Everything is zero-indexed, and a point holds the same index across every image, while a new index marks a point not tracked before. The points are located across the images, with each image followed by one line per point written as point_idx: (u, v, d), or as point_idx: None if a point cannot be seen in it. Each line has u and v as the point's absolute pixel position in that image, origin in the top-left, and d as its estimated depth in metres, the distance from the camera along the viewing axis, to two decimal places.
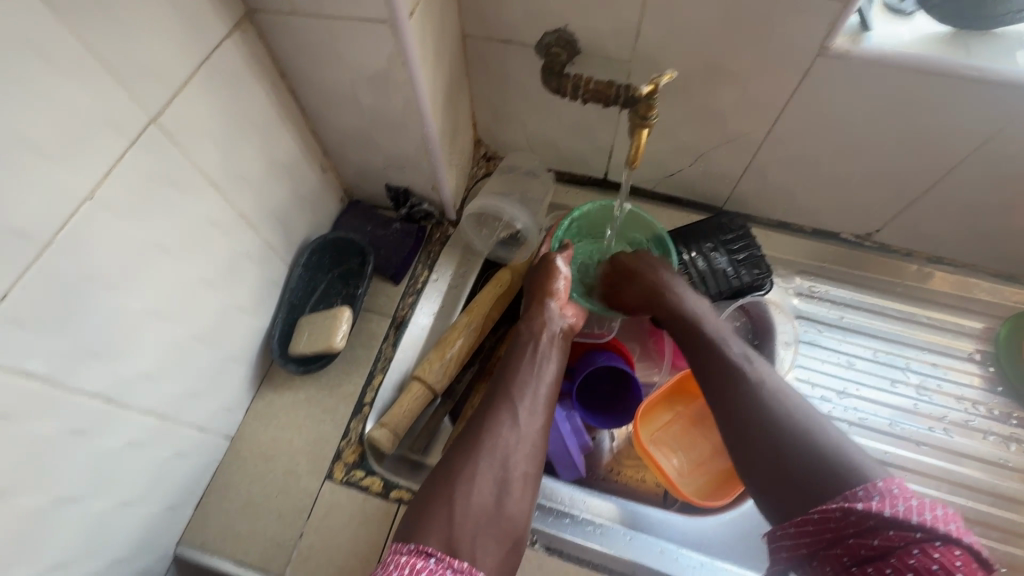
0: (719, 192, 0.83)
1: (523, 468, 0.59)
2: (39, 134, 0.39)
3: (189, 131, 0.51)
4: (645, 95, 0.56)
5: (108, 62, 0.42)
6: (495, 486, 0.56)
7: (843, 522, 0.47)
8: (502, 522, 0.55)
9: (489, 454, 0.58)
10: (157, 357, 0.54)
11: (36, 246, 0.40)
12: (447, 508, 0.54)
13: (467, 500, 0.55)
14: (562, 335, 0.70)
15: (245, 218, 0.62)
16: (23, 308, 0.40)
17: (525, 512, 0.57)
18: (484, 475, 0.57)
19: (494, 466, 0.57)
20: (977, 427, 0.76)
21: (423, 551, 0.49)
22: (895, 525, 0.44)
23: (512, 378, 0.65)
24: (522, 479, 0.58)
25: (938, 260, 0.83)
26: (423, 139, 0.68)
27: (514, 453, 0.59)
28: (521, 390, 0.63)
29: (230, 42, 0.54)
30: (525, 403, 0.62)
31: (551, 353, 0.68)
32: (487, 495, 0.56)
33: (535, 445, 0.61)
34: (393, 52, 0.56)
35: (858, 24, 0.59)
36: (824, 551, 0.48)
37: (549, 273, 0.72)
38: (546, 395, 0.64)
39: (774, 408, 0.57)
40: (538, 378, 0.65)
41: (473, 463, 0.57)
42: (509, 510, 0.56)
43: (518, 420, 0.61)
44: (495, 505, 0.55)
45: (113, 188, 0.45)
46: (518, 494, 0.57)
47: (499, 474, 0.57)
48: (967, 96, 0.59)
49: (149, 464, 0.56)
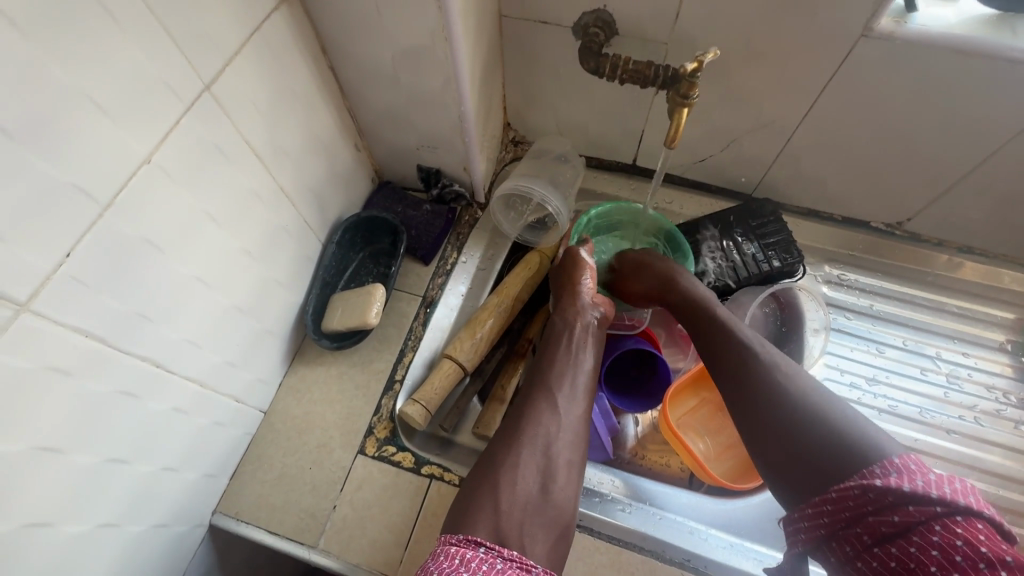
0: (749, 178, 0.83)
1: (567, 457, 0.59)
2: (104, 95, 0.40)
3: (237, 101, 0.52)
4: (689, 73, 0.55)
5: (167, 28, 0.43)
6: (538, 476, 0.57)
7: (862, 500, 0.46)
8: (548, 510, 0.55)
9: (531, 443, 0.58)
10: (200, 325, 0.55)
11: (99, 206, 0.41)
12: (491, 500, 0.54)
13: (512, 492, 0.55)
14: (596, 325, 0.70)
15: (285, 192, 0.62)
16: (83, 268, 0.41)
17: (572, 499, 0.57)
18: (528, 463, 0.57)
19: (537, 456, 0.58)
20: (1008, 417, 0.75)
21: (472, 541, 0.50)
22: (915, 501, 0.44)
23: (549, 369, 0.65)
24: (566, 466, 0.59)
25: (969, 250, 0.82)
26: (459, 118, 0.68)
27: (556, 442, 0.59)
28: (559, 380, 0.64)
29: (277, 14, 0.54)
30: (564, 393, 0.63)
31: (587, 343, 0.68)
32: (531, 484, 0.56)
33: (577, 433, 0.61)
34: (436, 28, 0.57)
35: (902, 6, 0.59)
36: (843, 530, 0.47)
37: (579, 267, 0.72)
38: (584, 384, 0.65)
39: (792, 387, 0.56)
40: (575, 368, 0.65)
41: (515, 452, 0.58)
42: (556, 498, 0.56)
43: (558, 407, 0.61)
44: (540, 493, 0.56)
45: (168, 154, 0.46)
46: (562, 482, 0.57)
47: (542, 464, 0.58)
48: (1010, 80, 0.58)
49: (190, 430, 0.57)
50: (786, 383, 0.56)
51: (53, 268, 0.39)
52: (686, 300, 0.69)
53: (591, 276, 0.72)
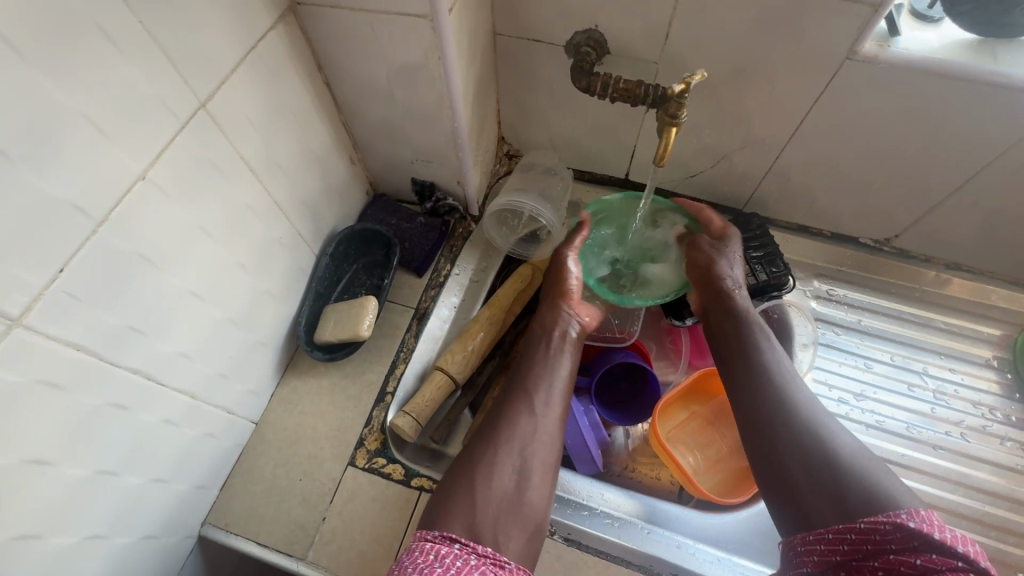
0: (740, 194, 0.84)
1: (541, 457, 0.59)
2: (101, 113, 0.40)
3: (232, 117, 0.53)
4: (678, 93, 0.56)
5: (163, 47, 0.44)
6: (514, 476, 0.57)
7: (888, 536, 0.44)
8: (522, 509, 0.56)
9: (507, 443, 0.59)
10: (194, 337, 0.55)
11: (93, 221, 0.42)
12: (468, 498, 0.55)
13: (487, 490, 0.56)
14: (577, 335, 0.71)
15: (279, 205, 0.63)
16: (77, 283, 0.42)
17: (546, 499, 0.58)
18: (504, 463, 0.58)
19: (513, 456, 0.58)
20: (994, 432, 0.76)
21: (447, 538, 0.51)
22: (939, 549, 0.41)
23: (528, 372, 0.66)
24: (541, 467, 0.59)
25: (956, 266, 0.83)
26: (453, 133, 0.69)
27: (532, 444, 0.60)
28: (536, 383, 0.64)
29: (273, 32, 0.55)
30: (540, 395, 0.63)
31: (564, 349, 0.69)
32: (507, 484, 0.56)
33: (553, 434, 0.61)
34: (430, 46, 0.58)
35: (885, 30, 0.60)
36: (858, 562, 0.45)
37: (561, 268, 0.74)
38: (562, 388, 0.65)
39: (787, 403, 0.57)
40: (553, 372, 0.66)
41: (492, 453, 0.58)
42: (529, 498, 0.57)
43: (534, 409, 0.62)
44: (514, 493, 0.56)
45: (163, 170, 0.47)
46: (537, 482, 0.58)
47: (518, 463, 0.58)
48: (991, 103, 0.60)
49: (181, 442, 0.57)
50: (784, 400, 0.58)
51: (47, 283, 0.40)
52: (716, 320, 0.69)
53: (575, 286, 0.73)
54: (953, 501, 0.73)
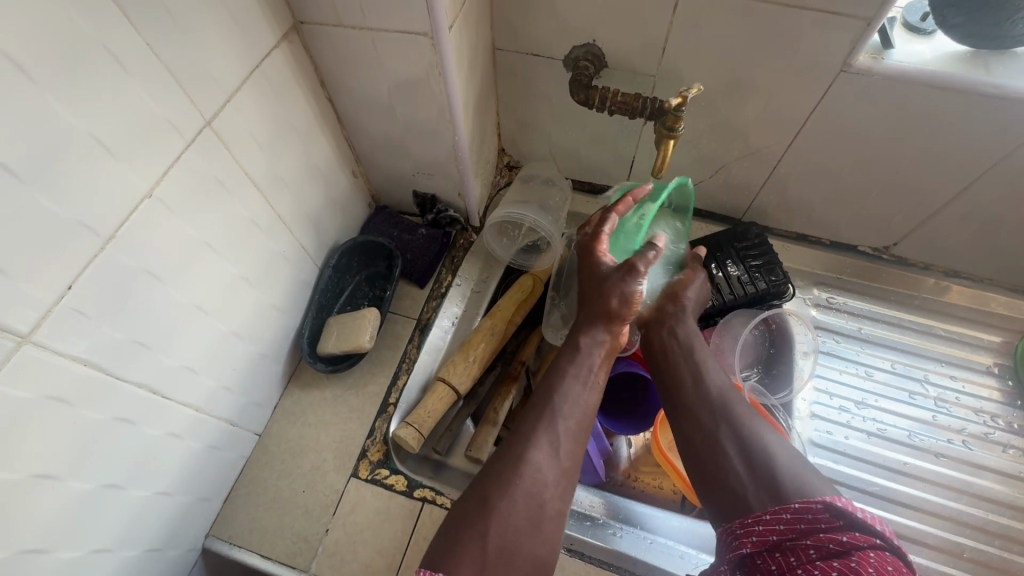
0: (738, 204, 0.85)
1: (560, 503, 0.50)
2: (109, 134, 0.41)
3: (237, 135, 0.54)
4: (674, 107, 0.59)
5: (170, 68, 0.45)
6: (529, 521, 0.48)
7: (819, 516, 0.43)
8: (535, 559, 0.47)
9: (526, 482, 0.49)
10: (198, 351, 0.56)
11: (101, 238, 0.43)
12: (479, 544, 0.45)
13: (500, 534, 0.46)
14: (603, 360, 0.61)
15: (282, 220, 0.64)
16: (83, 299, 0.42)
17: (558, 549, 0.49)
18: (521, 503, 0.48)
19: (531, 495, 0.49)
20: (996, 440, 0.76)
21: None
22: (862, 527, 0.41)
23: (551, 398, 0.56)
24: (557, 516, 0.50)
25: (955, 274, 0.84)
26: (454, 147, 0.70)
27: (552, 481, 0.51)
28: (562, 412, 0.55)
29: (277, 51, 0.57)
30: (565, 432, 0.54)
31: (595, 377, 0.59)
32: (523, 527, 0.47)
33: (572, 475, 0.52)
34: (431, 62, 0.59)
35: (879, 43, 0.61)
36: (792, 542, 0.44)
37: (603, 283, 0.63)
38: (586, 423, 0.56)
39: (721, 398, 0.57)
40: (579, 402, 0.57)
41: (508, 489, 0.49)
42: (544, 546, 0.48)
43: (559, 445, 0.53)
44: (529, 544, 0.47)
45: (169, 187, 0.48)
46: (551, 532, 0.49)
47: (535, 505, 0.49)
48: (987, 114, 0.60)
49: (183, 455, 0.57)
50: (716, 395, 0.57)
51: (55, 300, 0.40)
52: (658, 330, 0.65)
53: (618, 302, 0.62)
54: (956, 510, 0.72)
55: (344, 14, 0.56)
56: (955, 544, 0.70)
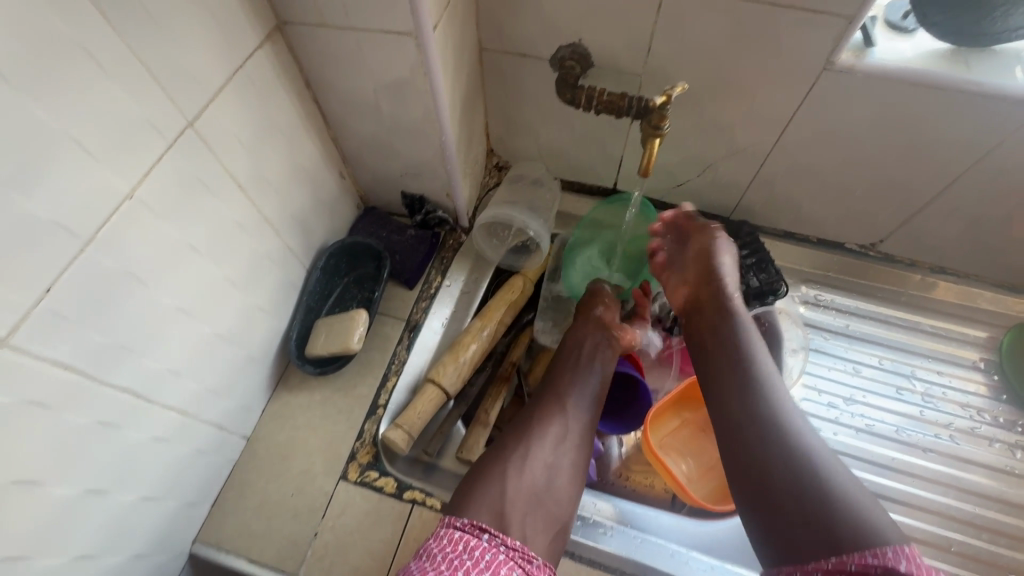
0: (726, 202, 0.85)
1: (572, 459, 0.62)
2: (88, 135, 0.41)
3: (219, 135, 0.53)
4: (659, 105, 0.59)
5: (151, 69, 0.45)
6: (544, 470, 0.60)
7: None
8: (549, 504, 0.58)
9: (541, 441, 0.62)
10: (183, 354, 0.55)
11: (80, 240, 0.42)
12: (500, 490, 0.57)
13: (518, 482, 0.58)
14: (612, 343, 0.71)
15: (269, 222, 0.64)
16: (63, 302, 0.42)
17: (573, 499, 0.60)
18: (536, 459, 0.60)
19: (546, 452, 0.61)
20: (983, 434, 0.77)
21: (476, 527, 0.53)
22: None
23: (560, 375, 0.68)
24: (571, 468, 0.61)
25: (941, 270, 0.84)
26: (441, 146, 0.70)
27: (566, 443, 0.62)
28: (571, 388, 0.66)
29: (260, 51, 0.56)
30: (574, 399, 0.66)
31: (598, 357, 0.70)
32: (538, 477, 0.59)
33: (582, 439, 0.64)
34: (416, 62, 0.59)
35: (861, 40, 0.61)
36: None
37: (596, 295, 0.74)
38: (595, 396, 0.67)
39: (776, 409, 0.56)
40: (589, 379, 0.68)
41: (524, 449, 0.61)
42: (557, 494, 0.59)
43: (568, 410, 0.65)
44: (545, 486, 0.59)
45: (150, 189, 0.47)
46: (567, 480, 0.61)
47: (549, 459, 0.61)
48: (969, 110, 0.61)
49: (168, 460, 0.57)
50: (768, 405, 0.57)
51: (33, 304, 0.40)
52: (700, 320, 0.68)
53: (610, 306, 0.74)
54: (945, 505, 0.73)
55: (327, 13, 0.56)
56: (944, 538, 0.71)
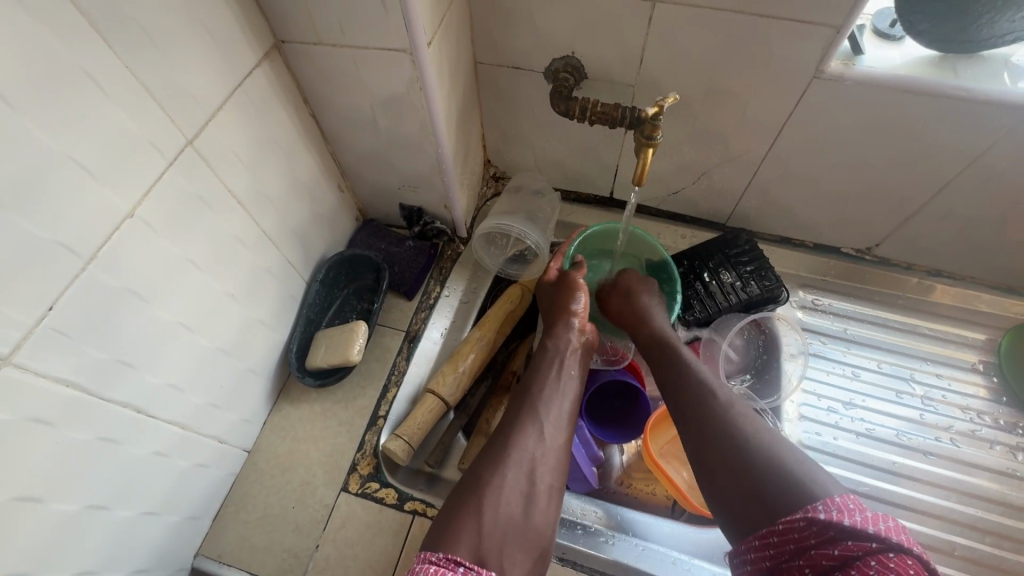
0: (722, 209, 0.86)
1: (549, 483, 0.58)
2: (89, 155, 0.42)
3: (219, 153, 0.54)
4: (651, 116, 0.59)
5: (151, 90, 0.46)
6: (521, 499, 0.55)
7: (806, 532, 0.43)
8: (529, 533, 0.54)
9: (517, 465, 0.57)
10: (183, 369, 0.56)
11: (82, 260, 0.43)
12: (476, 520, 0.51)
13: (495, 512, 0.53)
14: (580, 356, 0.70)
15: (268, 236, 0.64)
16: (65, 320, 0.42)
17: (551, 524, 0.56)
18: (513, 486, 0.55)
19: (522, 478, 0.56)
20: (984, 437, 0.76)
21: (452, 560, 0.46)
22: (853, 535, 0.41)
23: (536, 394, 0.64)
24: (547, 493, 0.57)
25: (937, 273, 0.85)
26: (437, 159, 0.71)
27: (542, 465, 0.58)
28: (546, 407, 0.63)
29: (258, 70, 0.57)
30: (551, 420, 0.62)
31: (573, 373, 0.68)
32: (514, 507, 0.54)
33: (559, 461, 0.60)
34: (411, 78, 0.60)
35: (850, 49, 0.63)
36: (787, 562, 0.45)
37: (572, 287, 0.72)
38: (568, 414, 0.64)
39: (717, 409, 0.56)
40: (562, 395, 0.65)
41: (500, 475, 0.56)
42: (536, 521, 0.55)
43: (545, 431, 0.61)
44: (522, 516, 0.54)
45: (151, 207, 0.48)
46: (543, 506, 0.56)
47: (526, 486, 0.56)
48: (959, 114, 0.61)
49: (169, 474, 0.57)
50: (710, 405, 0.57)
51: (35, 321, 0.40)
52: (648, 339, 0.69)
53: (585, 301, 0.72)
54: (948, 508, 0.73)
55: (323, 32, 0.57)
56: (947, 542, 0.71)
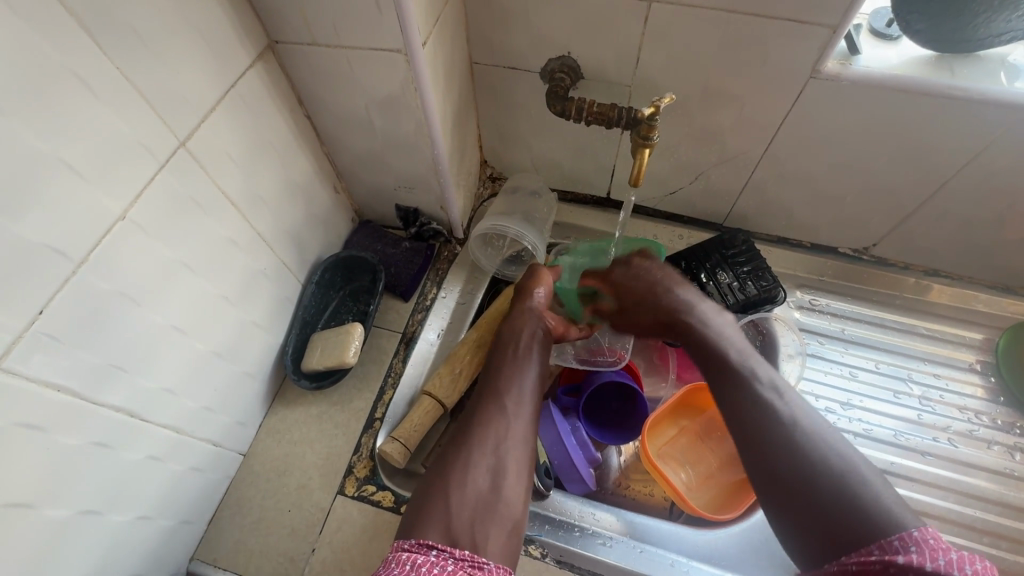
0: (719, 209, 0.85)
1: (515, 456, 0.59)
2: (78, 157, 0.41)
3: (212, 155, 0.54)
4: (648, 116, 0.59)
5: (143, 91, 0.45)
6: (488, 475, 0.57)
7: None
8: (499, 508, 0.56)
9: (478, 445, 0.59)
10: (177, 373, 0.55)
11: (73, 263, 0.42)
12: (444, 503, 0.55)
13: (462, 490, 0.56)
14: (544, 334, 0.70)
15: (263, 238, 0.64)
16: (56, 324, 0.42)
17: (522, 496, 0.58)
18: (478, 467, 0.58)
19: (486, 457, 0.59)
20: (981, 437, 0.76)
21: (424, 545, 0.51)
22: None
23: (495, 378, 0.65)
24: (515, 466, 0.59)
25: (934, 273, 0.85)
26: (433, 160, 0.71)
27: (506, 442, 0.60)
28: (505, 390, 0.64)
29: (252, 70, 0.57)
30: (511, 397, 0.63)
31: (534, 351, 0.68)
32: (482, 484, 0.57)
33: (523, 435, 0.61)
34: (406, 79, 0.59)
35: (846, 49, 0.62)
36: None
37: (537, 278, 0.72)
38: (530, 392, 0.65)
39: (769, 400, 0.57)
40: (521, 376, 0.65)
41: (464, 458, 0.58)
42: (506, 495, 0.57)
43: (507, 411, 0.62)
44: (490, 491, 0.57)
45: (144, 209, 0.48)
46: (512, 479, 0.58)
47: (492, 464, 0.58)
48: (955, 114, 0.61)
49: (163, 479, 0.57)
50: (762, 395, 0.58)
51: (25, 327, 0.40)
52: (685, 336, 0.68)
53: (546, 287, 0.72)
54: (946, 508, 0.73)
55: (317, 32, 0.56)
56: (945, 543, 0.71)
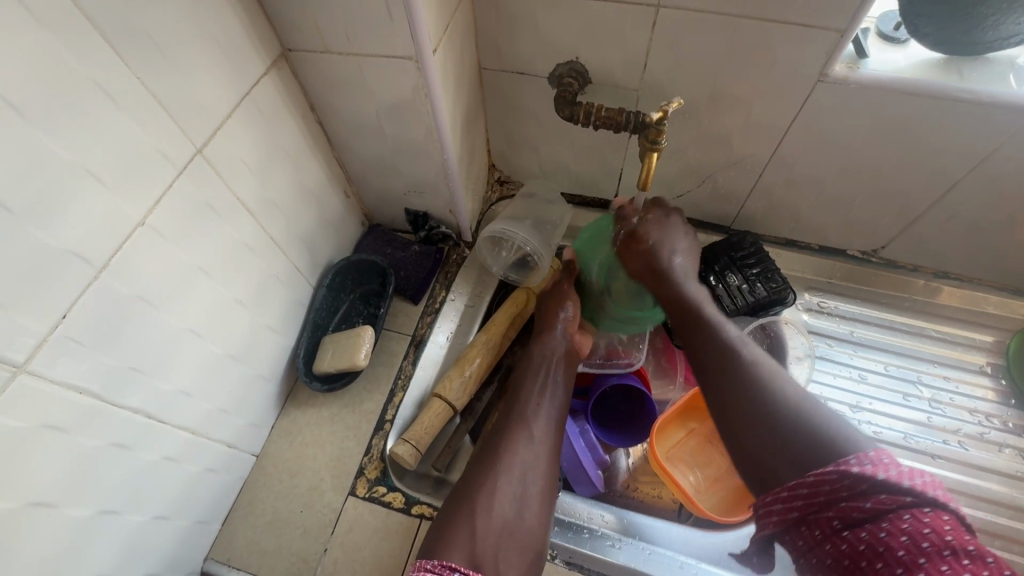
0: (727, 211, 0.86)
1: (539, 484, 0.60)
2: (99, 164, 0.42)
3: (227, 161, 0.55)
4: (656, 121, 0.60)
5: (160, 98, 0.46)
6: (513, 502, 0.57)
7: (837, 485, 0.43)
8: (521, 535, 0.56)
9: (507, 471, 0.59)
10: (193, 375, 0.56)
11: (95, 268, 0.44)
12: (468, 526, 0.55)
13: (489, 514, 0.56)
14: (568, 357, 0.71)
15: (276, 242, 0.65)
16: (78, 327, 0.43)
17: (545, 525, 0.58)
18: (505, 492, 0.57)
19: (513, 483, 0.58)
20: (992, 440, 0.76)
21: (447, 567, 0.50)
22: (888, 489, 0.40)
23: (522, 402, 0.65)
24: (541, 494, 0.59)
25: (945, 275, 0.84)
26: (443, 164, 0.71)
27: (532, 468, 0.60)
28: (531, 416, 0.64)
29: (266, 78, 0.58)
30: (540, 425, 0.63)
31: (558, 374, 0.69)
32: (508, 509, 0.57)
33: (546, 462, 0.61)
34: (416, 84, 0.60)
35: (854, 52, 0.62)
36: (816, 515, 0.44)
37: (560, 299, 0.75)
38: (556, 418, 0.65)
39: (740, 370, 0.57)
40: (546, 402, 0.66)
41: (491, 481, 0.58)
42: (529, 523, 0.57)
43: (534, 437, 0.62)
44: (516, 518, 0.57)
45: (162, 215, 0.49)
46: (537, 508, 0.58)
47: (518, 490, 0.58)
48: (965, 116, 0.61)
49: (179, 479, 0.57)
50: (737, 366, 0.57)
51: (49, 330, 0.41)
52: (667, 292, 0.68)
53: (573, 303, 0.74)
54: None
55: (329, 39, 0.57)
56: None
